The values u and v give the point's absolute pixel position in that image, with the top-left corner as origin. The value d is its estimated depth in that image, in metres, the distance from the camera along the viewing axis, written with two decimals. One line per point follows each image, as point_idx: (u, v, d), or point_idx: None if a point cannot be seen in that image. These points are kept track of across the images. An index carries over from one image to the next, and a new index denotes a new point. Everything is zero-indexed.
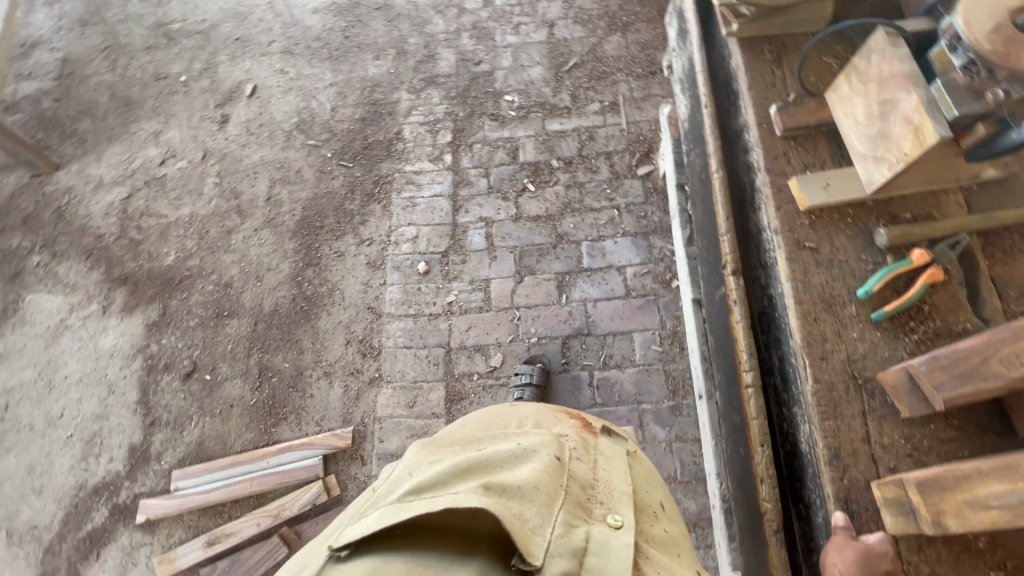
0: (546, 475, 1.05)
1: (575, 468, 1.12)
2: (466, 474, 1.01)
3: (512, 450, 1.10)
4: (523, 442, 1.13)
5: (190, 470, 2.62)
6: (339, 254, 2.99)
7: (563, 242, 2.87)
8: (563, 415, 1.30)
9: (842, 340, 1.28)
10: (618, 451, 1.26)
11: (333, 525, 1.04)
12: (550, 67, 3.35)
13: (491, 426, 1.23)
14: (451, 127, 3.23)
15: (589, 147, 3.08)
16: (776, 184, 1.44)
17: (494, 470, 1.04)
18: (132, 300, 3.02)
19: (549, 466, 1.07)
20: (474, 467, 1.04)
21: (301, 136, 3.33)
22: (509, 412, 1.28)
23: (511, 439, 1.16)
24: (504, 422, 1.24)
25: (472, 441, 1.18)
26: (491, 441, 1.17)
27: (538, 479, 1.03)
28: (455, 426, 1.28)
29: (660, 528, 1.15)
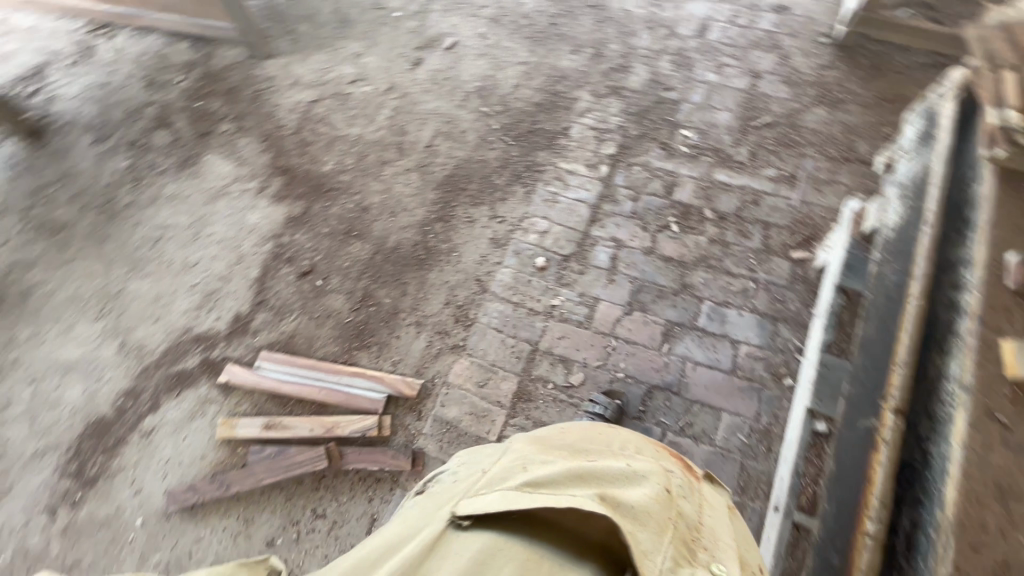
0: (656, 503, 1.11)
1: (683, 505, 1.15)
2: (578, 480, 1.12)
3: (622, 470, 1.17)
4: (633, 464, 1.20)
5: (275, 356, 2.84)
6: (470, 219, 3.08)
7: (685, 293, 2.75)
8: (668, 452, 1.31)
9: (1004, 541, 1.08)
10: (719, 502, 1.27)
11: (452, 485, 1.25)
12: (739, 117, 3.21)
13: (596, 437, 1.28)
14: (618, 141, 3.20)
15: (749, 210, 2.91)
16: (985, 338, 1.26)
17: (606, 483, 1.13)
18: (284, 190, 3.31)
19: (659, 495, 1.13)
20: (584, 476, 1.13)
21: (477, 101, 3.45)
22: (613, 431, 1.32)
23: (620, 458, 1.22)
24: (610, 438, 1.29)
25: (580, 449, 1.25)
26: (598, 453, 1.24)
27: (648, 504, 1.09)
28: (558, 427, 1.35)
29: None
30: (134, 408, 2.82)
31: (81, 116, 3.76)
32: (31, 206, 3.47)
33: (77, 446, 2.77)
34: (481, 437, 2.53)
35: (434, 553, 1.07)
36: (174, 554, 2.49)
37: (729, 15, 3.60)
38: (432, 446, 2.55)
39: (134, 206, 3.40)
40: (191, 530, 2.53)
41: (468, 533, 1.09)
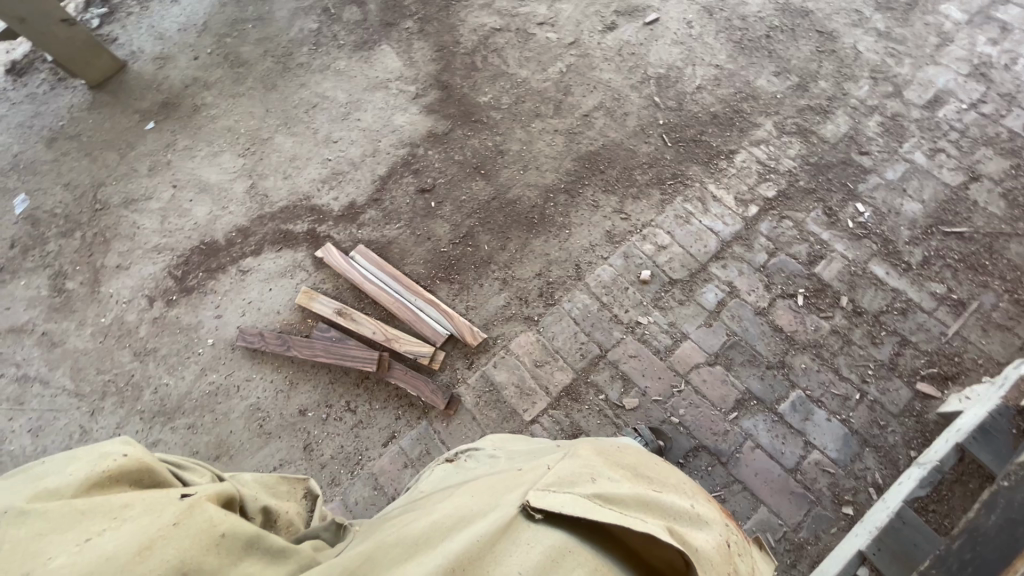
0: (719, 551, 1.01)
1: (738, 561, 1.06)
2: (644, 505, 1.01)
3: (686, 507, 1.07)
4: (694, 505, 1.10)
5: (368, 253, 2.97)
6: (595, 203, 2.97)
7: (779, 371, 2.53)
8: (722, 507, 1.22)
9: None
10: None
11: (507, 479, 1.13)
12: (930, 215, 2.78)
13: (656, 469, 1.19)
14: (781, 187, 2.91)
15: (892, 318, 2.58)
16: None
17: (672, 515, 1.03)
18: (436, 105, 3.36)
19: (720, 545, 1.03)
20: (652, 502, 1.03)
21: (653, 89, 3.25)
22: (668, 465, 1.24)
23: (682, 495, 1.13)
24: (669, 473, 1.20)
25: (642, 473, 1.15)
26: (657, 482, 1.14)
27: (712, 552, 0.99)
28: (615, 444, 1.25)
29: None
30: (241, 246, 3.10)
31: None
32: (227, 35, 3.78)
33: (188, 257, 3.11)
34: (517, 412, 2.54)
35: (498, 539, 0.91)
36: (226, 381, 2.78)
37: (974, 97, 3.06)
38: (469, 398, 2.60)
39: (307, 67, 3.61)
40: (246, 368, 2.80)
41: (537, 524, 0.94)
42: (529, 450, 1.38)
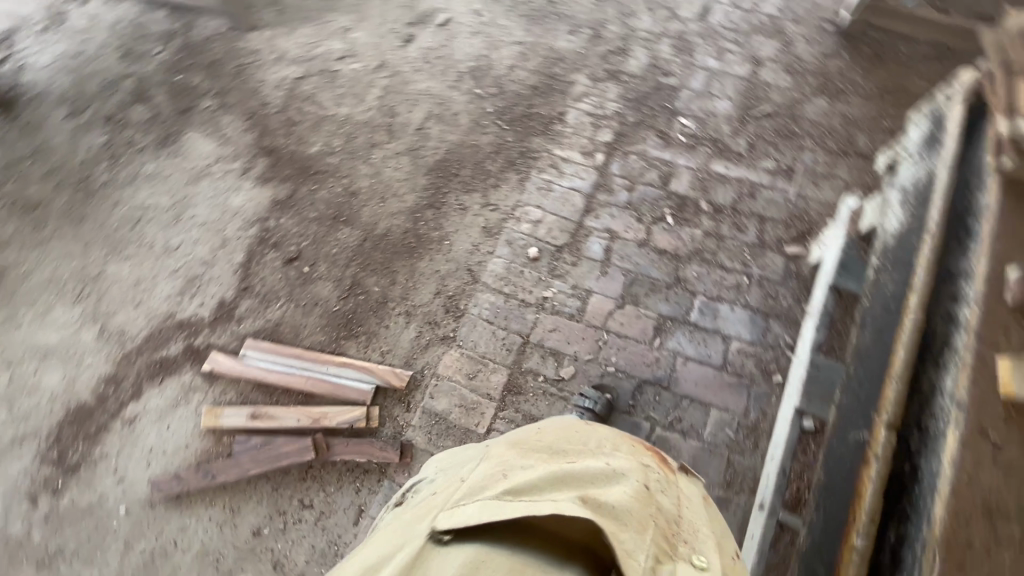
0: (636, 499, 1.11)
1: (661, 500, 1.16)
2: (558, 484, 1.11)
3: (601, 468, 1.17)
4: (610, 463, 1.20)
5: (260, 344, 2.78)
6: (461, 206, 3.01)
7: (678, 287, 2.73)
8: (645, 448, 1.33)
9: (988, 557, 1.12)
10: (695, 496, 1.27)
11: (427, 498, 1.20)
12: (738, 107, 3.13)
13: (576, 437, 1.27)
14: (614, 128, 3.12)
15: (746, 204, 2.88)
16: (981, 354, 1.26)
17: (586, 483, 1.13)
18: (270, 172, 3.20)
19: (639, 493, 1.13)
20: (565, 478, 1.12)
21: (471, 83, 3.33)
22: (590, 429, 1.31)
23: (600, 457, 1.21)
24: (589, 436, 1.28)
25: (559, 451, 1.23)
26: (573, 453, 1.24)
27: (631, 503, 1.10)
28: (534, 428, 1.32)
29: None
30: (116, 396, 2.76)
31: (53, 87, 3.58)
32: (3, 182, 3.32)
33: (58, 433, 2.71)
34: (471, 430, 2.52)
35: (416, 570, 1.01)
36: (159, 542, 2.47)
37: None
38: (421, 438, 2.54)
39: (112, 184, 3.27)
40: (176, 518, 2.51)
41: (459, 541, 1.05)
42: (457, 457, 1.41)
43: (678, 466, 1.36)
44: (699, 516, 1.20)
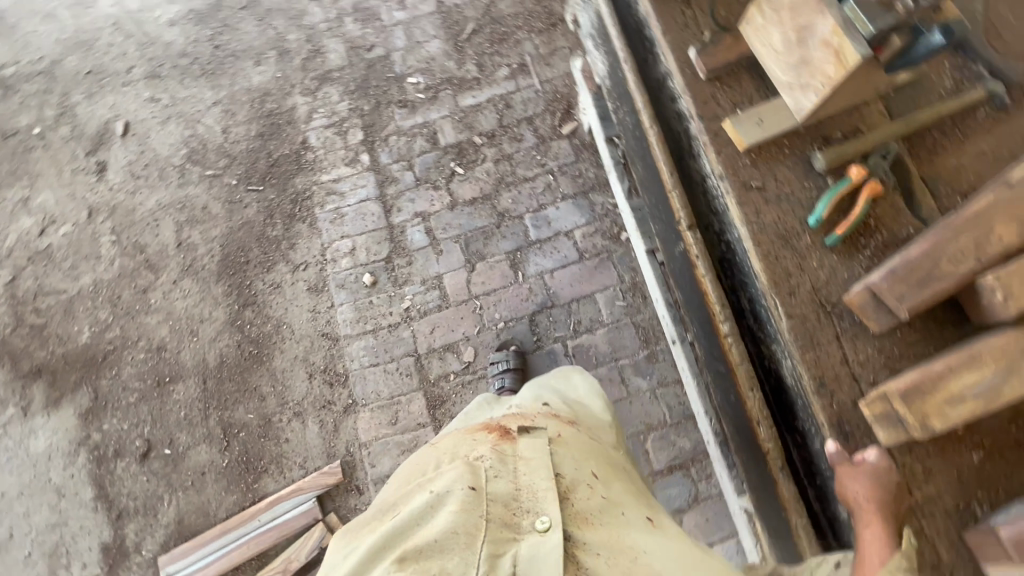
0: (462, 513, 1.06)
1: (492, 488, 1.13)
2: (381, 552, 1.03)
3: (424, 502, 1.10)
4: (435, 488, 1.13)
5: (176, 553, 2.43)
6: (274, 285, 2.75)
7: (506, 220, 2.79)
8: (478, 436, 1.29)
9: (804, 271, 1.32)
10: (538, 446, 1.24)
11: None
12: (448, 39, 3.14)
13: (410, 482, 1.23)
14: (360, 124, 3.01)
15: (509, 116, 2.96)
16: (711, 129, 1.43)
17: (411, 533, 1.05)
18: (54, 392, 2.68)
19: (463, 501, 1.09)
20: (384, 544, 1.04)
21: (196, 168, 2.98)
22: (428, 459, 1.28)
23: (426, 487, 1.16)
24: (423, 471, 1.24)
25: (390, 509, 1.17)
26: (405, 498, 1.17)
27: (452, 522, 1.05)
28: (380, 497, 1.28)
29: (597, 498, 1.19)
30: None
31: None
32: None
33: None
34: None
35: None
36: None
37: None
38: None
39: None
40: None
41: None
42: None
43: (518, 426, 1.33)
44: (540, 470, 1.18)
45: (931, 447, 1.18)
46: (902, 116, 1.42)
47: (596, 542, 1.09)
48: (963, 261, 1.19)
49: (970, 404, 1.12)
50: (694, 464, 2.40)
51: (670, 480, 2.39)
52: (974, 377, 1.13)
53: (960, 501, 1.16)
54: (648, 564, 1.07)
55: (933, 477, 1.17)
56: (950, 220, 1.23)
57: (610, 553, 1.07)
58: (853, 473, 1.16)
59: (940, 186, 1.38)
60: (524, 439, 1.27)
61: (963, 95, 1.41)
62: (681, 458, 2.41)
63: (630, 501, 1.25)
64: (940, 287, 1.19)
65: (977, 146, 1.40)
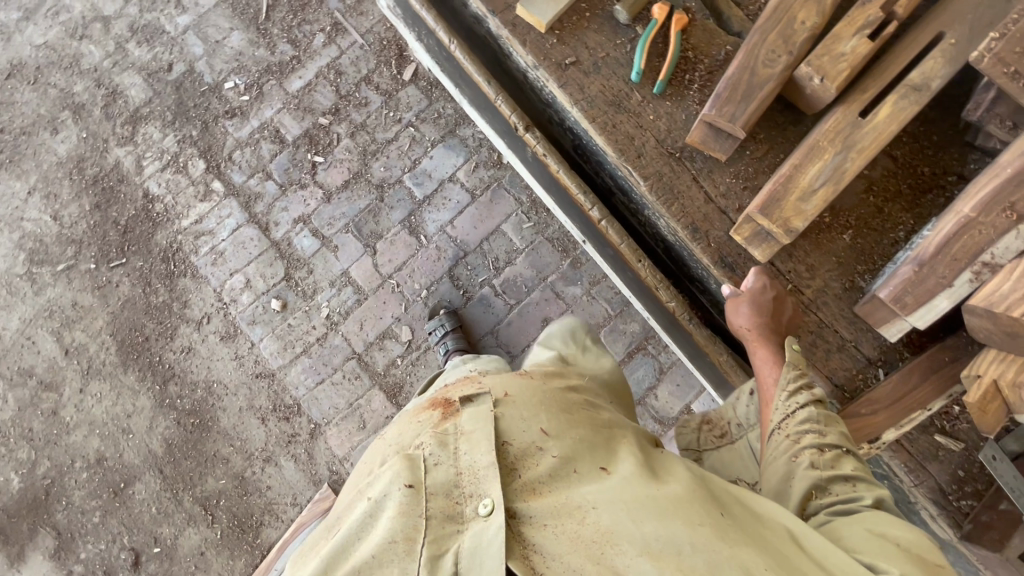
0: (398, 518, 0.90)
1: (432, 480, 0.94)
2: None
3: (363, 512, 0.95)
4: (372, 493, 0.97)
5: None
6: (185, 350, 2.58)
7: (386, 189, 2.65)
8: (420, 418, 1.10)
9: (644, 129, 1.29)
10: (479, 413, 1.03)
11: None
12: (247, 26, 2.82)
13: (359, 480, 1.08)
14: (196, 152, 2.72)
15: (345, 83, 2.74)
16: (508, 21, 1.34)
17: (351, 551, 0.92)
18: (11, 549, 2.48)
19: (401, 503, 0.92)
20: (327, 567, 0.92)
21: (44, 268, 2.66)
22: (377, 447, 1.12)
23: (367, 487, 1.00)
24: (370, 465, 1.08)
25: (338, 515, 1.03)
26: (348, 507, 1.02)
27: (390, 531, 0.90)
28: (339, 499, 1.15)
29: (549, 460, 0.97)
30: None
31: None
32: None
33: None
34: None
35: None
36: None
37: None
38: None
39: None
40: None
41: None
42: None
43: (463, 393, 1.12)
44: (483, 441, 0.98)
45: (805, 246, 1.23)
46: None
47: (546, 512, 0.91)
48: (776, 61, 1.19)
49: (821, 193, 1.14)
50: (649, 343, 2.49)
51: (634, 364, 2.47)
52: (816, 168, 1.14)
53: (845, 282, 1.22)
54: (604, 521, 0.87)
55: (817, 271, 1.23)
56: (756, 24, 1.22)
57: (561, 519, 0.89)
58: (736, 305, 1.19)
59: None
60: (465, 411, 1.06)
61: None
62: (635, 342, 2.49)
63: (590, 446, 1.01)
64: (764, 94, 1.18)
65: None
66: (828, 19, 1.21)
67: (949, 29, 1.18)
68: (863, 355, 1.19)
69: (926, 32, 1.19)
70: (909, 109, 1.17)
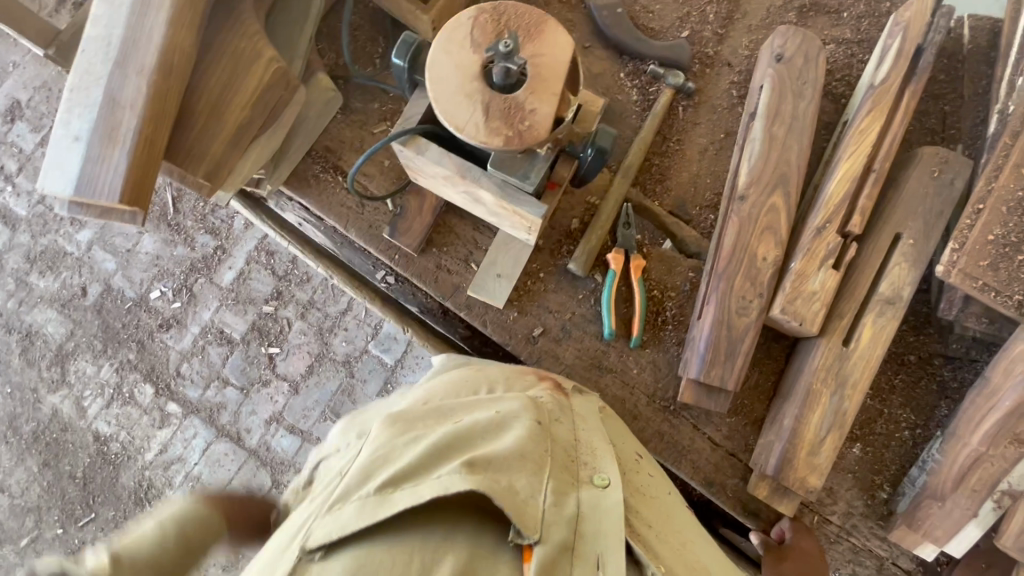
0: (531, 440, 0.83)
1: (558, 429, 0.90)
2: (447, 453, 0.80)
3: (489, 417, 0.87)
4: (497, 409, 0.90)
5: None
6: None
7: (354, 364, 2.50)
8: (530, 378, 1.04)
9: (631, 386, 1.23)
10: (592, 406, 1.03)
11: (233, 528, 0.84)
12: (156, 225, 2.58)
13: (458, 390, 0.98)
14: (139, 376, 2.51)
15: (279, 263, 2.55)
16: (462, 304, 1.25)
17: (472, 445, 0.82)
18: None
19: (534, 429, 0.86)
20: (450, 445, 0.81)
21: (7, 548, 2.43)
22: (473, 368, 1.05)
23: (485, 403, 0.92)
24: (472, 385, 1.00)
25: (445, 406, 0.92)
26: (462, 405, 0.93)
27: (526, 442, 0.82)
28: (415, 391, 1.02)
29: (647, 475, 1.00)
30: None
31: None
32: None
33: None
34: None
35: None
36: None
37: None
38: None
39: None
40: None
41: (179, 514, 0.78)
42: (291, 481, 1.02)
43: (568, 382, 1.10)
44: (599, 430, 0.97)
45: None
46: (618, 163, 1.28)
47: (652, 519, 0.90)
48: (749, 308, 1.14)
49: (829, 441, 1.11)
50: None
51: None
52: (816, 413, 1.12)
53: (867, 498, 1.20)
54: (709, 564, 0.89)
55: (838, 494, 1.20)
56: (718, 267, 1.17)
57: (664, 529, 0.89)
58: (786, 556, 1.12)
59: (690, 208, 1.30)
60: (577, 397, 1.03)
61: (656, 103, 1.30)
62: None
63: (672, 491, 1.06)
64: (746, 346, 1.14)
65: (696, 145, 1.31)
66: (787, 245, 1.17)
67: (903, 229, 1.16)
68: (902, 570, 1.18)
69: (881, 240, 1.16)
70: (889, 325, 1.14)
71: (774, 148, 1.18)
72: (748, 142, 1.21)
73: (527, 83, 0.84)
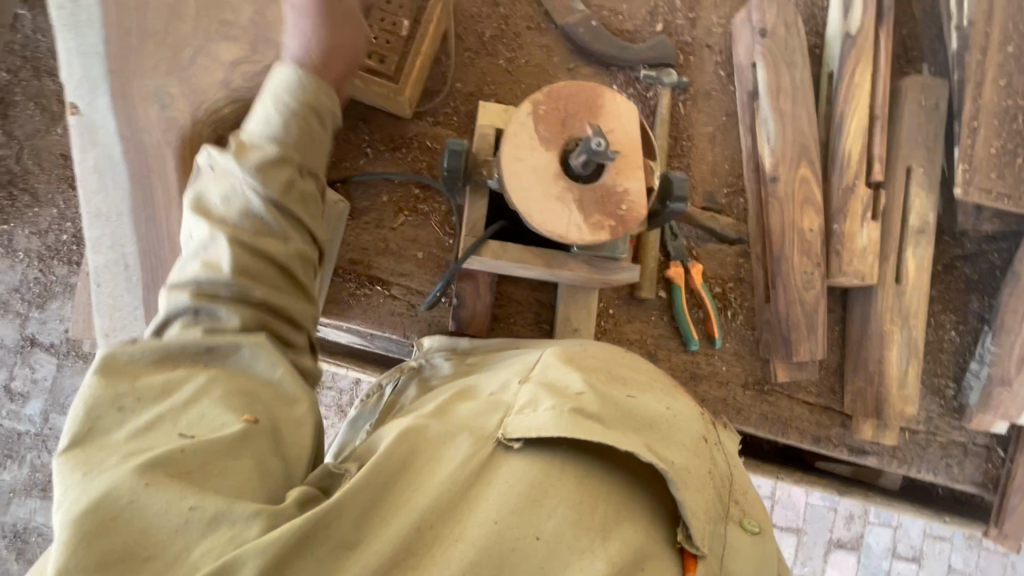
0: (700, 459, 0.66)
1: (721, 457, 0.71)
2: (629, 420, 0.65)
3: (668, 414, 0.69)
4: (674, 406, 0.71)
5: None
6: None
7: None
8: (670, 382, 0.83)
9: (725, 381, 1.28)
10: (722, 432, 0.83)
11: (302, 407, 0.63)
12: None
13: (622, 360, 0.80)
14: None
15: None
16: None
17: (652, 427, 0.66)
18: None
19: (700, 446, 0.67)
20: (629, 416, 0.66)
21: None
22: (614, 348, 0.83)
23: (661, 394, 0.74)
24: (631, 363, 0.80)
25: (621, 376, 0.74)
26: (635, 380, 0.74)
27: (695, 456, 0.65)
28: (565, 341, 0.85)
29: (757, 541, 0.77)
30: None
31: None
32: None
33: None
34: None
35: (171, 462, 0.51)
36: None
37: None
38: None
39: None
40: None
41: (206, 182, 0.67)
42: (378, 407, 0.89)
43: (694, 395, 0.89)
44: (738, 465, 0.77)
45: None
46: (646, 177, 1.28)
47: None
48: (812, 280, 1.21)
49: (911, 371, 1.23)
50: None
51: None
52: (893, 349, 1.23)
53: (940, 400, 1.35)
54: None
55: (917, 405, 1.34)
56: (774, 251, 1.22)
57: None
58: None
59: (719, 198, 1.32)
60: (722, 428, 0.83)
61: (658, 108, 1.29)
62: None
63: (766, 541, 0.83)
64: (819, 314, 1.21)
65: (704, 135, 1.32)
66: (823, 210, 1.23)
67: (914, 161, 1.25)
68: (981, 445, 1.36)
69: (899, 178, 1.25)
70: (928, 252, 1.25)
71: (787, 122, 1.22)
72: (762, 123, 1.23)
73: (611, 166, 0.79)
